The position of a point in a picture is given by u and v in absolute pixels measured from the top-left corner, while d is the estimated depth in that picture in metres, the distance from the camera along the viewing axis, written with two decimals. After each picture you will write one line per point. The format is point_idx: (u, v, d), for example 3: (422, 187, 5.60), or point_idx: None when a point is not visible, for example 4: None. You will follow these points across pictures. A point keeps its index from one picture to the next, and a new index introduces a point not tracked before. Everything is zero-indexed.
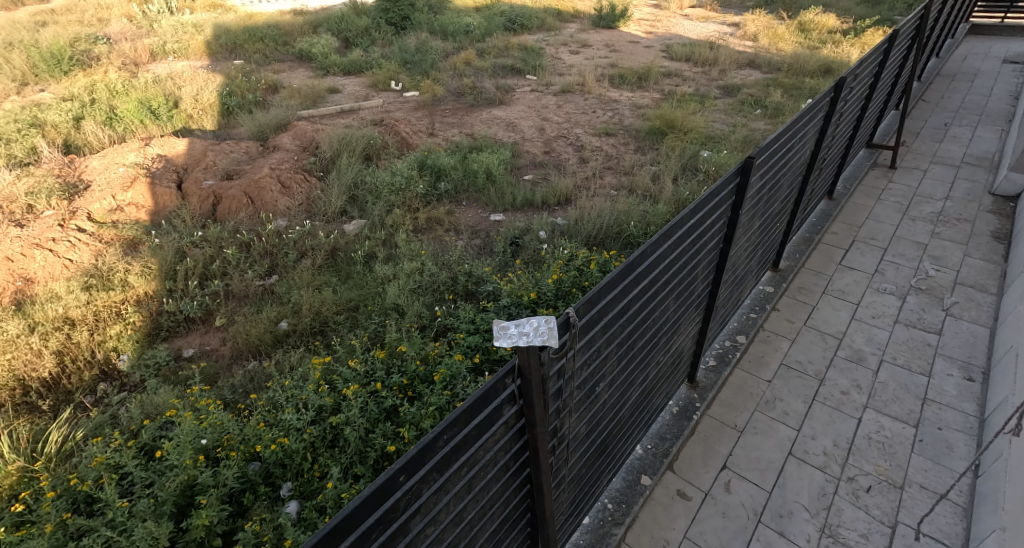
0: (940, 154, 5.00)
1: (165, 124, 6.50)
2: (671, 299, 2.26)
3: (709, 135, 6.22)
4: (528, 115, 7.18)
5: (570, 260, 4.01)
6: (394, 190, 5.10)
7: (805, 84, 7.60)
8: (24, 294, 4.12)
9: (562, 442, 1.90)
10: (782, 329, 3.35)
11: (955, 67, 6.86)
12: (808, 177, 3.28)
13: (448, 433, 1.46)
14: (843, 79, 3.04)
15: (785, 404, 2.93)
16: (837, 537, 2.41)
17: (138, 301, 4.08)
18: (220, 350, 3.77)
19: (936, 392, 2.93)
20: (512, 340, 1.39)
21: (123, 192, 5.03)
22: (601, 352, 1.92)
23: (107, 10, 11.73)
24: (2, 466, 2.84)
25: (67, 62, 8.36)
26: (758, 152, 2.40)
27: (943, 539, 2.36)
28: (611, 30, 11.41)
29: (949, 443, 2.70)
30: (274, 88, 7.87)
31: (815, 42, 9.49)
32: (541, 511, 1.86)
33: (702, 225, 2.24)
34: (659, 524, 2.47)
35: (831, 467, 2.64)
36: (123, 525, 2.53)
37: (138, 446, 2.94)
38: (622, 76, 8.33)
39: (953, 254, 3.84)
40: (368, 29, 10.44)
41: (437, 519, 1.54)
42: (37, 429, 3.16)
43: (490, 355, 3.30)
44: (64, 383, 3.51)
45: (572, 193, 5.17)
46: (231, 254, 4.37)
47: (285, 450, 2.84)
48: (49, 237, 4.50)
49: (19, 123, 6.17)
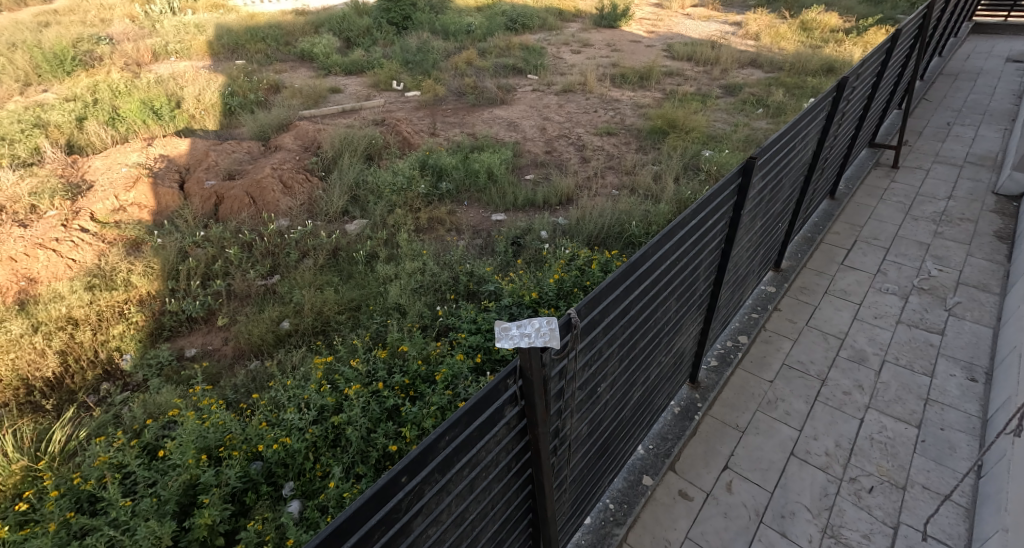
0: (943, 154, 5.00)
1: (168, 124, 6.51)
2: (672, 300, 2.26)
3: (711, 134, 6.22)
4: (529, 115, 7.18)
5: (572, 260, 4.01)
6: (395, 190, 5.10)
7: (806, 83, 7.59)
8: (27, 294, 4.14)
9: (564, 443, 1.91)
10: (784, 329, 3.35)
11: (958, 66, 6.85)
12: (809, 177, 3.28)
13: (450, 434, 1.47)
14: (845, 79, 3.04)
15: (788, 404, 2.93)
16: (839, 537, 2.41)
17: (141, 301, 4.09)
18: (222, 350, 3.78)
19: (938, 392, 2.93)
20: (513, 341, 1.39)
21: (126, 193, 5.04)
22: (603, 352, 1.92)
23: (110, 10, 11.76)
24: (6, 466, 2.85)
25: (70, 63, 8.39)
26: (760, 153, 2.41)
27: (946, 539, 2.36)
28: (613, 30, 11.40)
29: (952, 444, 2.70)
30: (276, 87, 7.89)
31: (817, 41, 9.47)
32: (542, 512, 1.86)
33: (704, 226, 2.24)
34: (661, 524, 2.47)
35: (833, 468, 2.64)
36: (126, 524, 2.54)
37: (140, 446, 2.95)
38: (624, 75, 8.32)
39: (956, 253, 3.83)
40: (370, 29, 10.45)
41: (439, 519, 1.55)
42: (40, 428, 3.17)
43: (492, 354, 3.30)
44: (67, 383, 3.53)
45: (574, 193, 5.17)
46: (233, 254, 4.38)
47: (287, 450, 2.85)
48: (52, 237, 4.51)
49: (22, 123, 6.20)
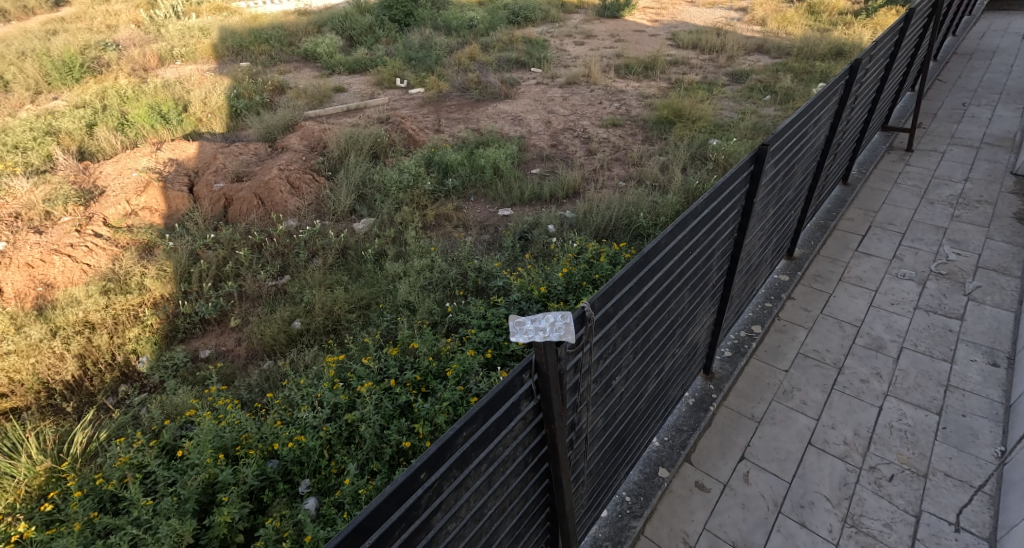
0: (959, 136, 4.94)
1: (176, 128, 6.57)
2: (685, 290, 2.26)
3: (718, 123, 6.18)
4: (533, 109, 7.16)
5: (580, 253, 4.03)
6: (402, 188, 5.13)
7: (815, 68, 7.51)
8: (44, 299, 4.21)
9: (580, 436, 1.92)
10: (798, 318, 3.34)
11: (973, 45, 6.76)
12: (822, 163, 3.26)
13: (468, 429, 1.48)
14: (857, 61, 3.02)
15: (804, 393, 2.92)
16: (860, 527, 2.41)
17: (155, 304, 4.15)
18: (235, 351, 3.82)
19: (959, 378, 2.92)
20: (528, 335, 1.40)
21: (137, 197, 5.09)
22: (617, 345, 1.93)
23: (115, 17, 11.85)
24: (30, 468, 2.90)
25: (78, 70, 8.46)
26: (773, 139, 2.39)
27: (970, 527, 2.35)
28: (616, 19, 11.35)
29: (974, 430, 2.68)
30: (281, 88, 7.93)
31: (826, 24, 9.40)
32: (561, 505, 1.88)
33: (716, 215, 2.24)
34: (678, 516, 2.49)
35: (852, 457, 2.64)
36: (148, 523, 2.58)
37: (159, 446, 2.99)
38: (627, 65, 8.28)
39: (974, 237, 3.79)
40: (372, 26, 10.45)
41: (458, 514, 1.56)
42: (62, 430, 3.23)
43: (502, 349, 3.33)
44: (86, 385, 3.59)
45: (580, 186, 5.17)
46: (244, 256, 4.42)
47: (303, 448, 2.88)
48: (67, 243, 4.58)
49: (33, 132, 6.27)
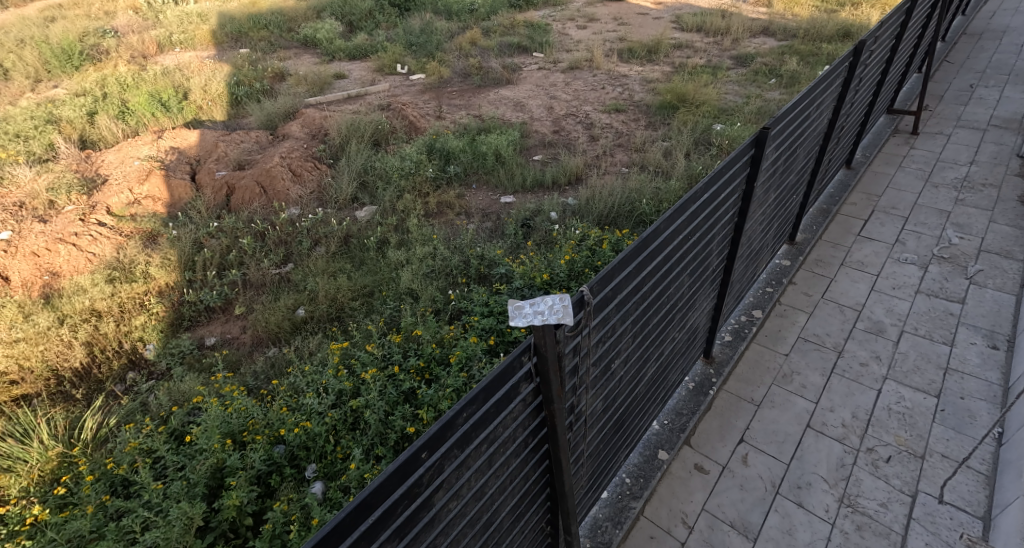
0: (965, 118, 4.90)
1: (177, 116, 6.56)
2: (685, 274, 2.27)
3: (722, 107, 6.13)
4: (536, 94, 7.12)
5: (582, 240, 4.04)
6: (404, 174, 5.12)
7: (821, 50, 7.44)
8: (51, 287, 4.23)
9: (580, 418, 1.94)
10: (799, 303, 3.35)
11: (982, 25, 6.68)
12: (825, 146, 3.25)
13: (468, 410, 1.50)
14: (862, 42, 3.00)
15: (803, 377, 2.94)
16: (856, 507, 2.43)
17: (161, 293, 4.17)
18: (240, 339, 3.85)
19: (958, 361, 2.93)
20: (527, 319, 1.41)
21: (139, 185, 5.09)
22: (617, 330, 1.95)
23: (112, 3, 11.77)
24: (43, 452, 2.95)
25: (77, 58, 8.45)
26: (774, 123, 2.39)
27: (965, 506, 2.38)
28: (619, 2, 11.24)
29: (972, 412, 2.70)
30: (281, 75, 7.88)
31: (833, 4, 9.27)
32: (561, 486, 1.89)
33: (716, 199, 2.24)
34: (677, 497, 2.52)
35: (850, 439, 2.66)
36: (158, 506, 2.62)
37: (167, 432, 3.03)
38: (631, 50, 8.21)
39: (977, 221, 3.79)
40: (372, 11, 10.37)
41: (460, 492, 1.59)
42: (72, 417, 3.27)
43: (505, 336, 3.35)
44: (95, 373, 3.63)
45: (582, 172, 5.16)
46: (247, 245, 4.43)
47: (308, 433, 2.92)
48: (72, 232, 4.60)
49: (35, 120, 6.26)
